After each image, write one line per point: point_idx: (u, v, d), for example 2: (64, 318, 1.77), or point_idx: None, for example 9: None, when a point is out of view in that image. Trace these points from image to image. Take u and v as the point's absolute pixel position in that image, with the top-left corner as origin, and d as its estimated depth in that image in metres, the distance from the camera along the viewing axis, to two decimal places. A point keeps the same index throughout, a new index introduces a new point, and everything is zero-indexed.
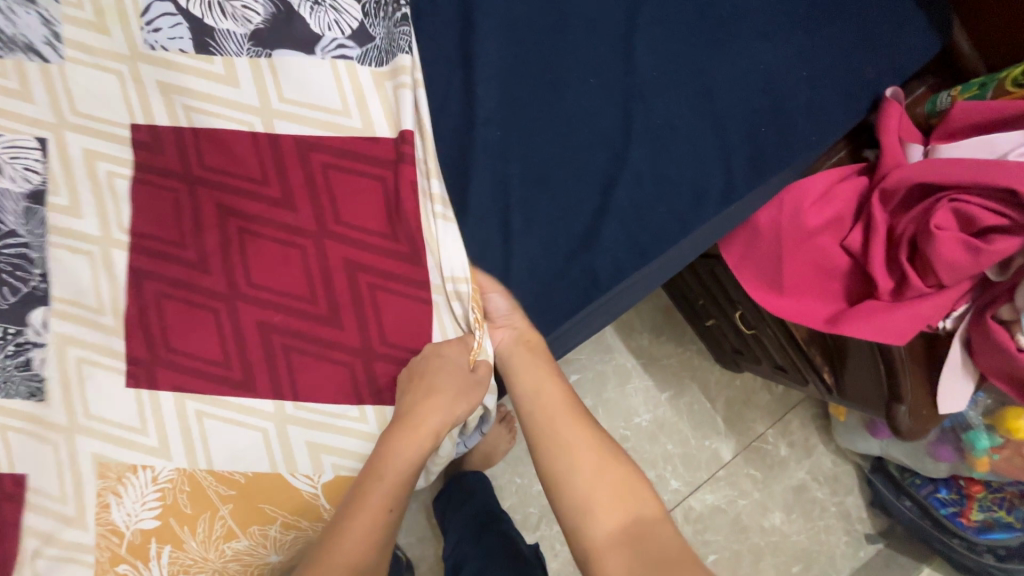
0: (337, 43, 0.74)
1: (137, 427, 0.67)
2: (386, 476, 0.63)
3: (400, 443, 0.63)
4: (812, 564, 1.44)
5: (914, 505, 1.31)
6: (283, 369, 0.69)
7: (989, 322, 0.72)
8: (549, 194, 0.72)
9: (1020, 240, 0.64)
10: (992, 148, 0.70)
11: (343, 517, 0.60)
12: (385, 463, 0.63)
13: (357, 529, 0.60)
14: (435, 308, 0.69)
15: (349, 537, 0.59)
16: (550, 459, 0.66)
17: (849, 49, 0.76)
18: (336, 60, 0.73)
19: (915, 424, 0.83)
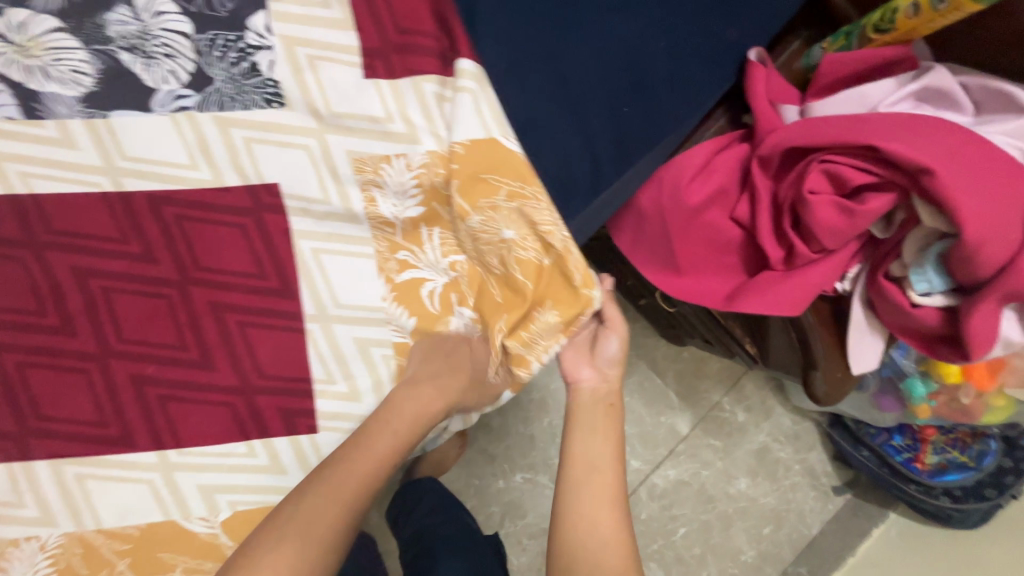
0: (174, 95, 0.62)
1: (12, 500, 0.59)
2: (395, 426, 0.58)
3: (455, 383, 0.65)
4: (782, 524, 1.44)
5: (872, 454, 1.27)
6: (162, 420, 0.62)
7: (881, 281, 0.69)
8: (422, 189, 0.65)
9: (892, 195, 0.61)
10: (863, 101, 0.67)
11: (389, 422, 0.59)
12: (394, 415, 0.60)
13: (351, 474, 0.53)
14: (308, 338, 0.64)
15: (343, 478, 0.52)
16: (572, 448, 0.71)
17: (708, 11, 0.72)
18: (175, 115, 0.62)
19: (829, 387, 0.82)
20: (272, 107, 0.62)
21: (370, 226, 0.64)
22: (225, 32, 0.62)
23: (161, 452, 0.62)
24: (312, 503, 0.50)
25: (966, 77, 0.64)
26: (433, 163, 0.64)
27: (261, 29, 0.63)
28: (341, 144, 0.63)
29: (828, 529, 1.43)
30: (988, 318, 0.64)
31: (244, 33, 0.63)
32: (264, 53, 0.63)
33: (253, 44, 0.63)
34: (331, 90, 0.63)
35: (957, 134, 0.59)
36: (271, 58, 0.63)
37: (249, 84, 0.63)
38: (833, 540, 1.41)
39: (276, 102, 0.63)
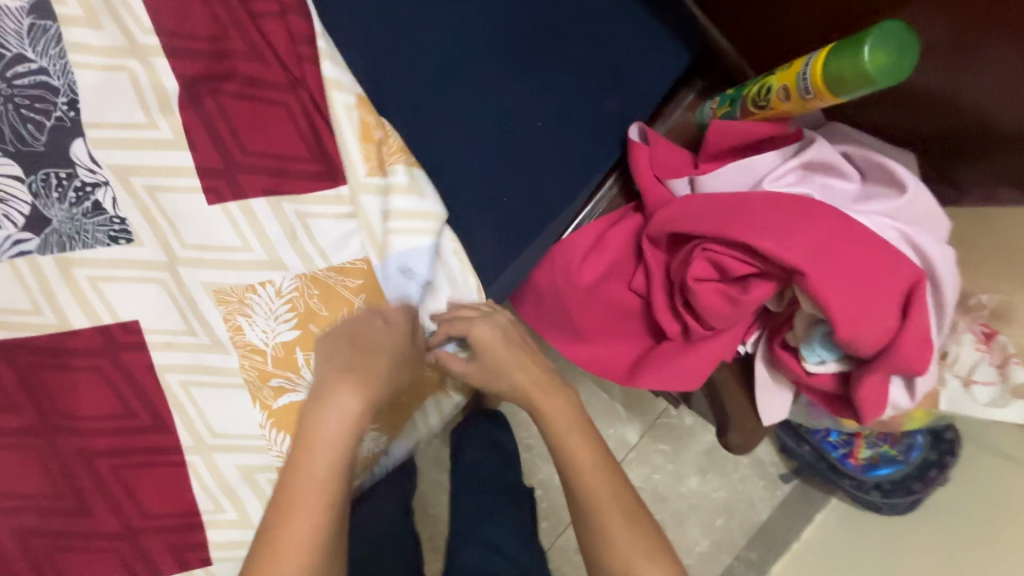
0: (10, 241, 0.56)
1: None
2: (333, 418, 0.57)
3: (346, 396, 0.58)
4: (734, 514, 1.49)
5: (813, 450, 1.29)
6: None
7: (778, 351, 0.69)
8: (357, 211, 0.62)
9: (775, 282, 0.60)
10: (749, 174, 0.64)
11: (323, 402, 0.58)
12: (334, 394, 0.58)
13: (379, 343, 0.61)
14: (190, 473, 0.60)
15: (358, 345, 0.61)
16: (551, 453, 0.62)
17: (587, 79, 0.68)
18: (14, 261, 0.56)
19: (743, 437, 0.81)
20: (119, 245, 0.58)
21: (237, 354, 0.61)
22: (55, 169, 0.57)
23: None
24: (300, 478, 0.55)
25: (848, 147, 0.62)
26: (304, 287, 0.62)
27: (89, 161, 0.57)
28: (197, 276, 0.61)
29: (777, 514, 1.49)
30: (876, 389, 0.64)
31: (74, 169, 0.57)
32: (103, 189, 0.57)
33: (89, 181, 0.57)
34: (181, 220, 0.59)
35: (834, 223, 0.57)
36: (112, 195, 0.58)
37: (92, 222, 0.58)
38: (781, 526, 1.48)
39: (124, 239, 0.58)
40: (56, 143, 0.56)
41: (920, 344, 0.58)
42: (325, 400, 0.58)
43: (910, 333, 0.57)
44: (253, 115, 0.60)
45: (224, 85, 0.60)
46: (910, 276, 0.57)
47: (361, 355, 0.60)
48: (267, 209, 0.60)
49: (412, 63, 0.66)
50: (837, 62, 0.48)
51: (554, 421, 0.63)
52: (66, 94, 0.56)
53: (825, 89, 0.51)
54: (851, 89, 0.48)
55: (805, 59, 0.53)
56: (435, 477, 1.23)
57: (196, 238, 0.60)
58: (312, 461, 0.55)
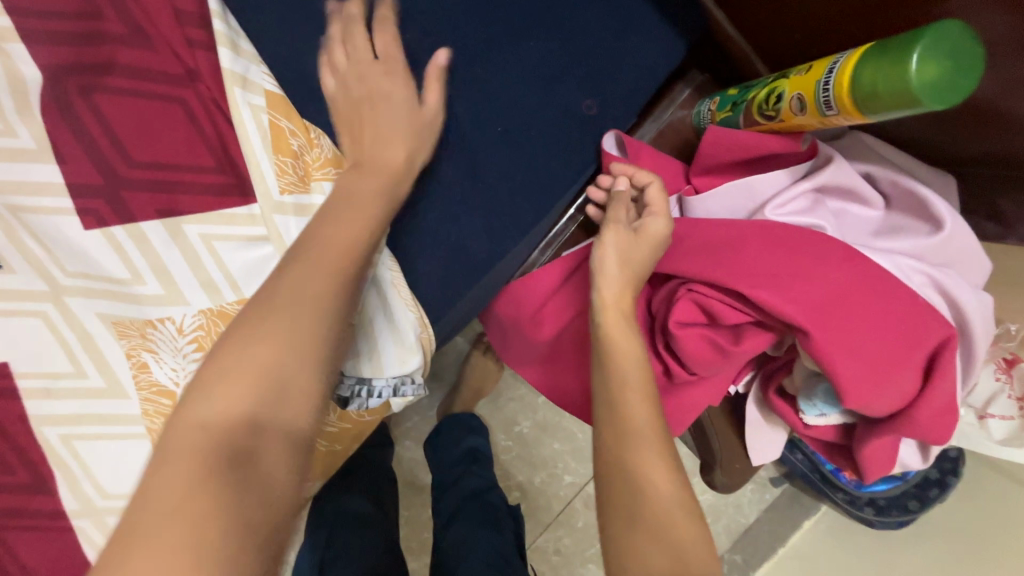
0: None
1: None
2: (228, 394, 0.37)
3: (240, 362, 0.38)
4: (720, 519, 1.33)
5: (805, 458, 1.12)
6: None
7: (772, 399, 0.59)
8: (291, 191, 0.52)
9: (771, 333, 0.51)
10: (749, 194, 0.53)
11: (216, 366, 0.38)
12: (228, 363, 0.38)
13: (338, 238, 0.44)
14: (80, 541, 0.50)
15: (328, 250, 0.43)
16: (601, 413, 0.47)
17: (558, 72, 0.57)
18: None
19: (727, 475, 0.74)
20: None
21: (139, 398, 0.51)
22: None
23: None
24: (163, 458, 0.34)
25: (872, 166, 0.51)
26: (211, 323, 0.52)
27: None
28: (87, 306, 0.49)
29: (766, 519, 1.32)
30: (886, 450, 0.55)
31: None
32: None
33: None
34: (55, 243, 0.48)
35: (847, 269, 0.46)
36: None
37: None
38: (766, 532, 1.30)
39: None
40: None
41: (942, 409, 0.49)
42: (264, 315, 0.40)
43: (932, 399, 0.48)
44: (142, 115, 0.49)
45: (96, 75, 0.48)
46: (941, 334, 0.46)
47: (316, 254, 0.43)
48: (163, 232, 0.50)
49: (344, 47, 0.54)
50: (869, 73, 0.36)
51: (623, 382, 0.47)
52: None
53: (849, 106, 0.39)
54: (880, 109, 0.37)
55: (828, 63, 0.41)
56: (409, 480, 1.16)
57: (79, 263, 0.49)
58: (256, 344, 0.38)
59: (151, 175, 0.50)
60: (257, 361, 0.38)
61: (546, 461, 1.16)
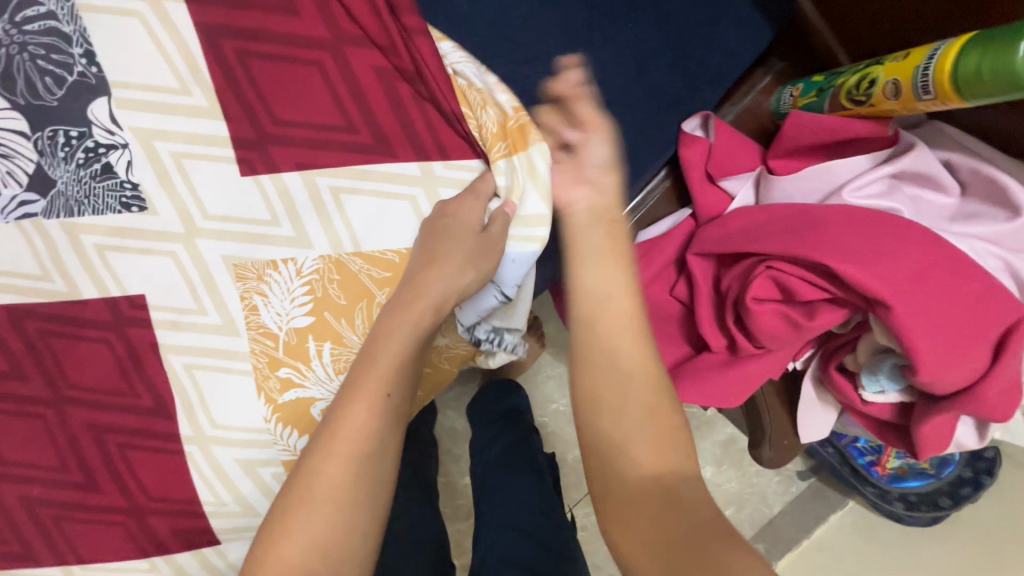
0: (16, 200, 0.54)
1: None
2: (296, 526, 0.47)
3: (306, 510, 0.48)
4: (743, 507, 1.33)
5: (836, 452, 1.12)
6: (62, 541, 0.59)
7: (832, 375, 0.62)
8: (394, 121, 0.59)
9: (844, 311, 0.54)
10: (829, 177, 0.56)
11: (293, 491, 0.49)
12: (303, 497, 0.48)
13: (344, 443, 0.49)
14: (189, 463, 0.59)
15: (343, 433, 0.50)
16: (603, 411, 0.47)
17: (649, 55, 0.61)
18: (21, 223, 0.55)
19: (776, 453, 0.76)
20: (132, 212, 0.56)
21: (248, 337, 0.58)
22: (67, 128, 0.54)
23: (66, 566, 0.59)
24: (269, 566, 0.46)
25: (953, 154, 0.53)
26: (326, 270, 0.59)
27: (106, 122, 0.55)
28: (215, 249, 0.57)
29: (789, 511, 1.29)
30: (941, 428, 0.58)
31: (89, 128, 0.54)
32: (117, 152, 0.55)
33: (102, 142, 0.55)
34: (201, 188, 0.57)
35: (928, 251, 0.49)
36: (127, 158, 0.55)
37: (102, 186, 0.55)
38: (790, 523, 1.28)
39: (136, 206, 0.56)
40: (73, 102, 0.54)
41: (1006, 389, 0.52)
42: (322, 450, 0.49)
43: (997, 378, 0.50)
44: (283, 77, 0.57)
45: (246, 40, 0.56)
46: (1012, 315, 0.49)
47: (338, 437, 0.50)
48: (301, 183, 0.58)
49: (457, 29, 0.61)
50: (975, 59, 0.39)
51: (633, 360, 0.49)
52: (80, 44, 0.53)
53: (951, 92, 0.42)
54: (984, 94, 0.39)
55: (927, 50, 0.43)
56: (446, 448, 1.21)
57: (220, 210, 0.57)
58: (321, 470, 0.49)
59: (285, 133, 0.57)
60: (300, 535, 0.47)
61: None
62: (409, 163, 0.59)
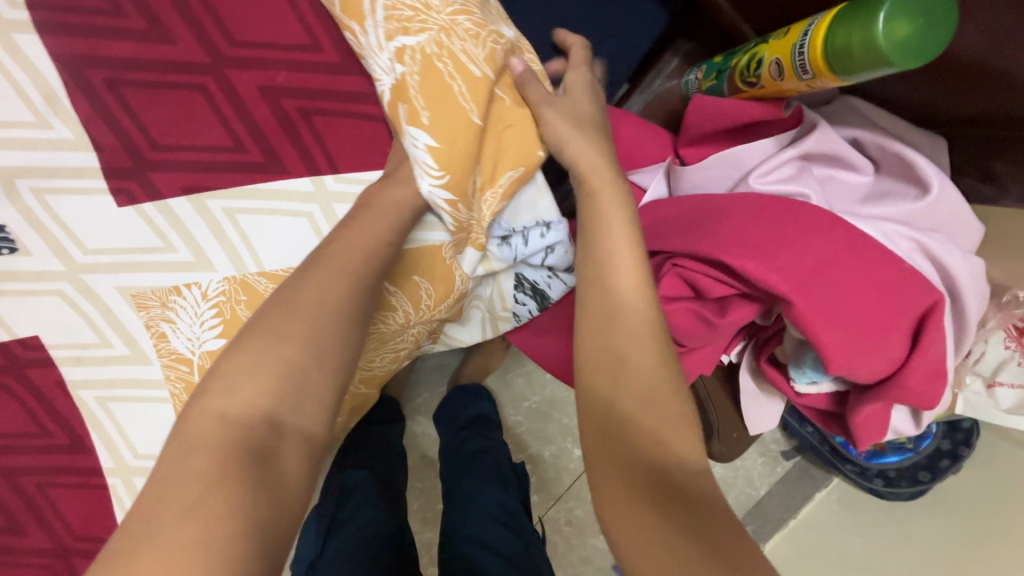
0: None
1: None
2: (200, 459, 0.36)
3: (213, 448, 0.36)
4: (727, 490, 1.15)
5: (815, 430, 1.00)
6: None
7: (764, 368, 0.60)
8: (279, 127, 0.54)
9: (756, 305, 0.51)
10: (737, 165, 0.53)
11: (187, 447, 0.36)
12: (206, 439, 0.37)
13: (308, 303, 0.43)
14: (112, 495, 0.59)
15: (264, 353, 0.40)
16: (620, 354, 0.41)
17: (541, 49, 0.58)
18: None
19: (726, 445, 0.74)
20: (2, 255, 0.53)
21: (161, 364, 0.57)
22: None
23: None
24: (160, 537, 0.32)
25: (860, 132, 0.50)
26: (232, 291, 0.56)
27: None
28: (107, 282, 0.55)
29: (776, 491, 1.14)
30: (875, 416, 0.55)
31: None
32: None
33: None
34: (76, 223, 0.53)
35: (832, 236, 0.46)
36: None
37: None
38: (779, 503, 1.11)
39: (6, 248, 0.53)
40: None
41: (930, 375, 0.49)
42: (228, 394, 0.39)
43: (918, 365, 0.48)
44: (170, 106, 0.52)
45: (120, 69, 0.50)
46: (927, 297, 0.46)
47: (314, 278, 0.44)
48: (190, 208, 0.54)
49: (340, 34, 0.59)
50: (843, 33, 0.36)
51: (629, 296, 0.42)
52: None
53: (826, 68, 0.39)
54: (855, 70, 0.37)
55: (805, 24, 0.40)
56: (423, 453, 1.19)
57: (96, 242, 0.54)
58: (216, 417, 0.38)
59: (168, 158, 0.53)
60: (199, 472, 0.35)
61: (556, 433, 1.17)
62: (300, 178, 0.54)
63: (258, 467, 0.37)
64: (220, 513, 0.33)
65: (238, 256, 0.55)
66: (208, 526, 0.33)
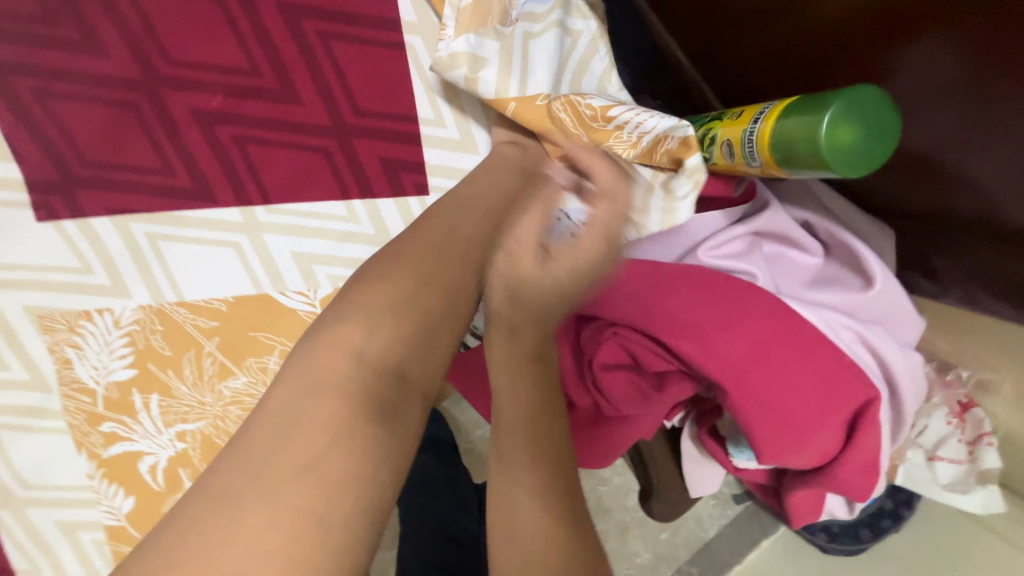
0: None
1: None
2: (328, 407, 0.36)
3: (302, 391, 0.37)
4: None
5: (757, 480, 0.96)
6: None
7: (704, 440, 0.58)
8: (217, 153, 0.50)
9: (694, 382, 0.49)
10: (689, 236, 0.51)
11: (301, 380, 0.37)
12: (318, 375, 0.37)
13: (439, 229, 0.47)
14: None
15: (386, 291, 0.42)
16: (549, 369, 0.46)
17: None
18: None
19: (666, 506, 0.72)
20: None
21: (60, 394, 0.53)
22: None
23: None
24: (266, 490, 0.33)
25: (810, 215, 0.50)
26: (147, 320, 0.52)
27: None
28: (15, 300, 0.50)
29: None
30: (810, 498, 0.54)
31: None
32: None
33: None
34: None
35: (775, 321, 0.45)
36: None
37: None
38: None
39: None
40: None
41: (862, 467, 0.48)
42: (349, 330, 0.40)
43: (849, 457, 0.47)
44: (99, 123, 0.48)
45: (49, 80, 0.47)
46: (863, 393, 0.45)
47: (445, 229, 0.47)
48: (113, 230, 0.50)
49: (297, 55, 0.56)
50: (789, 130, 0.35)
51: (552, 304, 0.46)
52: None
53: (771, 161, 0.38)
54: (797, 169, 0.36)
55: (756, 110, 0.39)
56: None
57: (6, 257, 0.50)
58: (327, 360, 0.38)
59: (98, 175, 0.49)
60: (319, 414, 0.36)
61: None
62: (228, 207, 0.51)
63: (383, 420, 0.37)
64: (339, 477, 0.34)
65: (158, 286, 0.52)
66: (334, 494, 0.34)
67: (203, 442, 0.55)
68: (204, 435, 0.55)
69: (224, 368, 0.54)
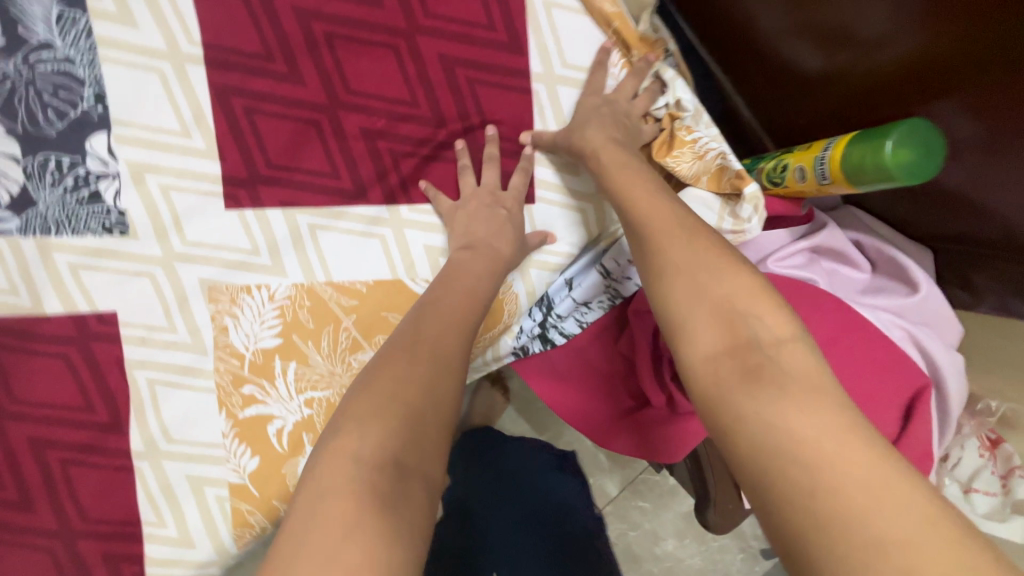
0: None
1: None
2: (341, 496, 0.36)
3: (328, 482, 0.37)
4: None
5: None
6: None
7: None
8: (376, 165, 0.62)
9: None
10: (757, 250, 0.62)
11: (314, 481, 0.38)
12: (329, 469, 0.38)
13: (433, 329, 0.49)
14: (136, 478, 0.60)
15: (386, 381, 0.44)
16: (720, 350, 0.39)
17: None
18: None
19: (721, 516, 0.74)
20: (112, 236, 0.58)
21: (214, 356, 0.61)
22: (58, 155, 0.56)
23: None
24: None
25: (861, 235, 0.60)
26: (298, 296, 0.62)
27: (102, 154, 0.57)
28: (192, 272, 0.60)
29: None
30: None
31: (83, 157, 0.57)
32: (107, 181, 0.57)
33: (94, 171, 0.57)
34: (182, 216, 0.59)
35: (840, 316, 0.54)
36: (116, 187, 0.58)
37: (86, 210, 0.57)
38: None
39: (119, 230, 0.58)
40: (77, 133, 0.56)
41: (920, 453, 0.54)
42: (353, 429, 0.40)
43: (910, 441, 0.54)
44: (288, 135, 0.60)
45: (256, 100, 0.59)
46: (917, 379, 0.53)
47: (432, 327, 0.49)
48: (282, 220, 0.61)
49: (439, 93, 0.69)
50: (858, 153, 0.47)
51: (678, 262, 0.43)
52: (91, 86, 0.56)
53: (840, 176, 0.49)
54: (866, 181, 0.47)
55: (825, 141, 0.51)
56: None
57: (195, 236, 0.60)
58: (337, 460, 0.38)
59: (279, 175, 0.60)
60: (333, 513, 0.36)
61: None
62: (378, 206, 0.62)
63: (396, 515, 0.36)
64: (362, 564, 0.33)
65: (312, 267, 0.61)
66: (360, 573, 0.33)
67: (327, 409, 0.63)
68: (329, 402, 0.63)
69: (355, 343, 0.63)
